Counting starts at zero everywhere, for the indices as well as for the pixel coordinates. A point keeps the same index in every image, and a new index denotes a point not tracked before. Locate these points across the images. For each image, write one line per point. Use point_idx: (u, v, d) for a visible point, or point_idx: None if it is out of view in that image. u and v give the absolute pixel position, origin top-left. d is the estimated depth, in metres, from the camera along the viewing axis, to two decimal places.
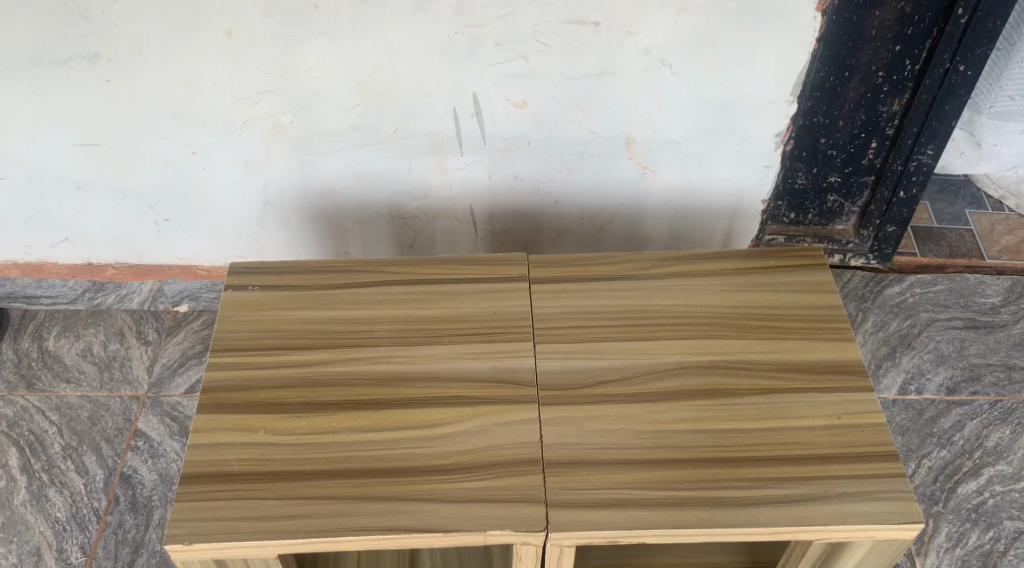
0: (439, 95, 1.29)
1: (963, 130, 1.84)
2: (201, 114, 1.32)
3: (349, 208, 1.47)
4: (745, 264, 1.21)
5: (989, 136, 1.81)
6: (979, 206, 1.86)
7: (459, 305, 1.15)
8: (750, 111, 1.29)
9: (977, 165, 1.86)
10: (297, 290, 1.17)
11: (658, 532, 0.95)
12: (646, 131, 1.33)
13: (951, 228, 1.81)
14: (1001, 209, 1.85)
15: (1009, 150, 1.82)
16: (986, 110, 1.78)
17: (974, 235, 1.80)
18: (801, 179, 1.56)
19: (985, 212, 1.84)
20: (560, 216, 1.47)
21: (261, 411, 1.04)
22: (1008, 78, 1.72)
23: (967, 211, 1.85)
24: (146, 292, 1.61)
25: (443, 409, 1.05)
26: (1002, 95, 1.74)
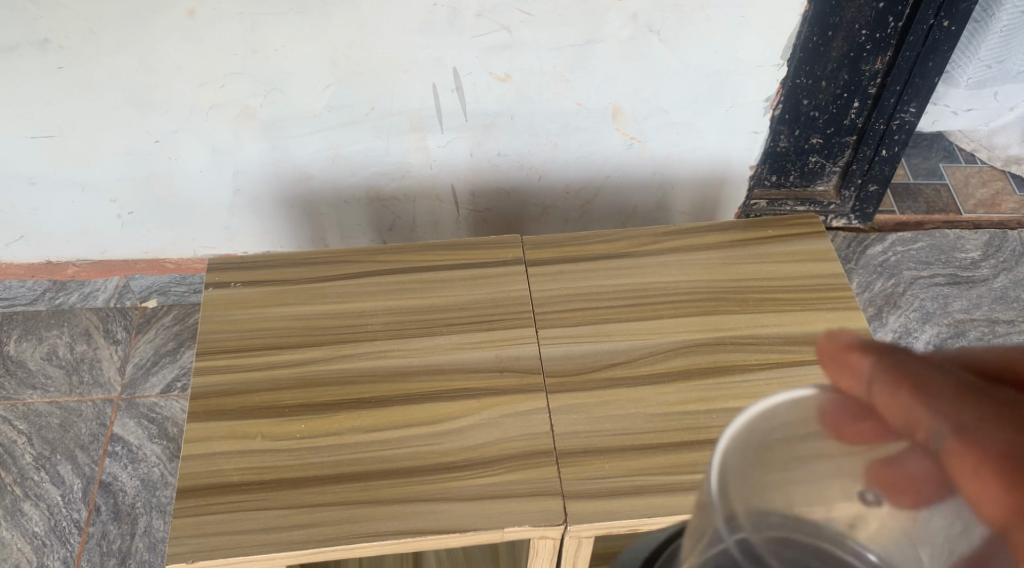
0: (417, 71, 1.22)
1: (937, 104, 1.82)
2: (164, 100, 1.25)
3: (327, 193, 1.41)
4: (744, 235, 1.18)
5: (963, 104, 1.80)
6: (952, 159, 1.87)
7: (455, 293, 1.11)
8: (739, 77, 1.25)
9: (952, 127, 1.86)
10: (282, 286, 1.11)
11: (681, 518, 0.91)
12: (632, 102, 1.29)
13: (927, 184, 1.82)
14: (973, 161, 1.86)
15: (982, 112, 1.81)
16: (963, 82, 1.76)
17: (949, 189, 1.81)
18: (783, 142, 1.54)
19: (958, 166, 1.85)
20: (545, 192, 1.43)
21: (257, 417, 0.99)
22: (985, 48, 1.70)
23: (941, 165, 1.86)
24: (112, 289, 1.53)
25: (447, 403, 1.00)
26: (979, 65, 1.73)
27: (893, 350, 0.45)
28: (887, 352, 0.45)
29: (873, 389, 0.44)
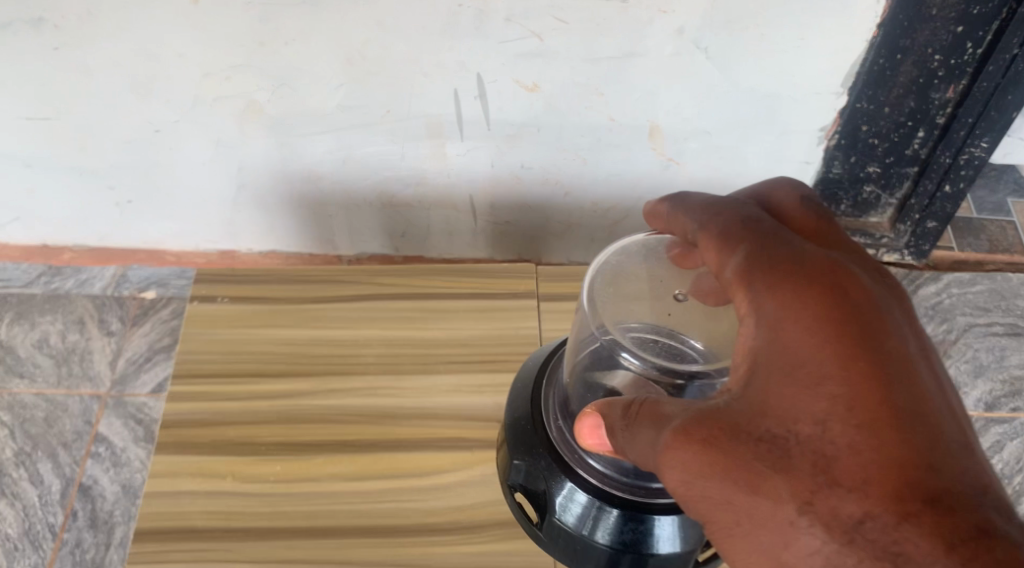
0: (438, 74, 1.12)
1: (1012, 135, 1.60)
2: (165, 87, 1.15)
3: (336, 195, 1.32)
4: None
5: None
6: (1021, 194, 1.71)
7: (459, 327, 1.01)
8: (792, 103, 1.13)
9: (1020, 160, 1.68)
10: (273, 305, 1.02)
11: None
12: (672, 121, 1.17)
13: (992, 220, 1.67)
14: None
15: None
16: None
17: (1016, 227, 1.66)
18: (837, 168, 1.40)
19: None
20: (570, 209, 1.33)
21: (229, 453, 0.90)
22: None
23: (1009, 200, 1.70)
24: (109, 277, 1.49)
25: (438, 454, 0.91)
26: None
27: (672, 197, 0.74)
28: (671, 199, 0.73)
29: (669, 223, 0.73)
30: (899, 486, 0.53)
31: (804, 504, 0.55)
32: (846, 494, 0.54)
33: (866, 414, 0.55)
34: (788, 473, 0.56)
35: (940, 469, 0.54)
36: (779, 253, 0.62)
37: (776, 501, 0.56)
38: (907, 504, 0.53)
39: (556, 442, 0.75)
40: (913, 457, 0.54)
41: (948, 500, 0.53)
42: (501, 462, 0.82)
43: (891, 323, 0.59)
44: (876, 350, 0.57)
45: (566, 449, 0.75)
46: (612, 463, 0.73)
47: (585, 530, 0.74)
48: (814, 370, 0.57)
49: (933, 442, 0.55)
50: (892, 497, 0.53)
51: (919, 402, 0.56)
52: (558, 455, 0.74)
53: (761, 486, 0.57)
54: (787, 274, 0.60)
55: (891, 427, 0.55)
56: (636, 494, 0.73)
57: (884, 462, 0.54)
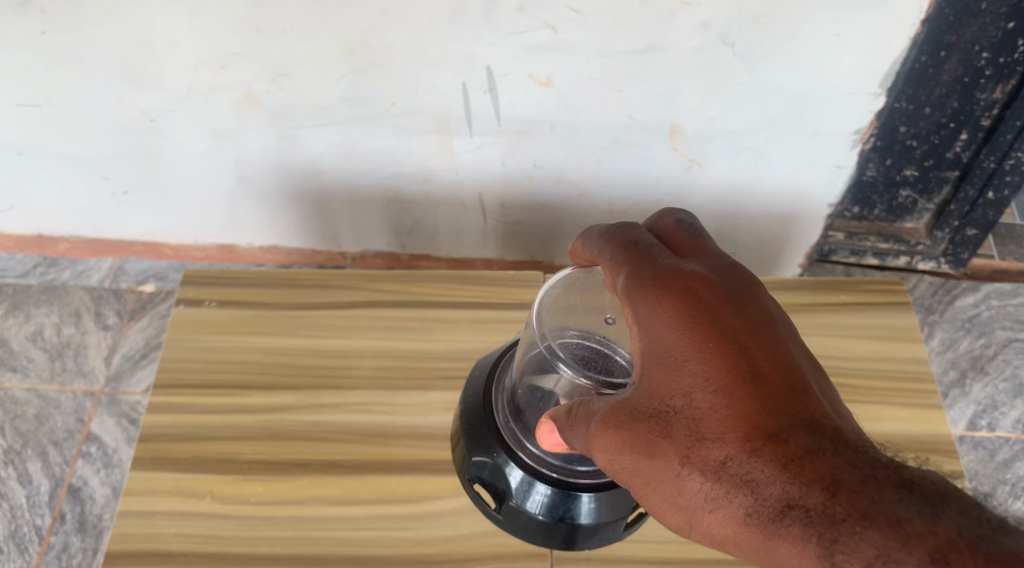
0: (445, 66, 1.05)
1: None
2: (159, 76, 1.09)
3: (339, 190, 1.26)
4: (813, 297, 0.99)
5: None
6: None
7: (459, 338, 0.95)
8: (825, 104, 1.05)
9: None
10: (263, 310, 0.96)
11: None
12: (695, 120, 1.09)
13: None
14: None
15: None
16: None
17: None
18: (871, 171, 1.32)
19: None
20: (585, 210, 1.25)
21: (208, 471, 0.85)
22: None
23: None
24: (106, 269, 1.43)
25: (431, 478, 0.85)
26: None
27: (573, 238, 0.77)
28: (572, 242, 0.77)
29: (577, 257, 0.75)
30: (752, 423, 0.55)
31: (678, 452, 0.57)
32: (709, 439, 0.56)
33: (717, 366, 0.57)
34: (662, 427, 0.58)
35: (794, 402, 0.56)
36: (640, 251, 0.65)
37: (655, 452, 0.58)
38: (759, 442, 0.55)
39: (504, 436, 0.76)
40: (771, 408, 0.56)
41: (799, 431, 0.55)
42: (455, 453, 0.82)
43: (740, 281, 0.62)
44: (722, 307, 0.60)
45: (512, 440, 0.75)
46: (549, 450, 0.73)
47: (521, 506, 0.75)
48: (667, 333, 0.59)
49: (783, 378, 0.57)
50: (747, 433, 0.55)
51: (765, 346, 0.58)
52: (505, 447, 0.75)
53: (644, 443, 0.58)
54: (646, 263, 0.63)
55: (742, 371, 0.57)
56: (570, 476, 0.73)
57: (738, 406, 0.56)
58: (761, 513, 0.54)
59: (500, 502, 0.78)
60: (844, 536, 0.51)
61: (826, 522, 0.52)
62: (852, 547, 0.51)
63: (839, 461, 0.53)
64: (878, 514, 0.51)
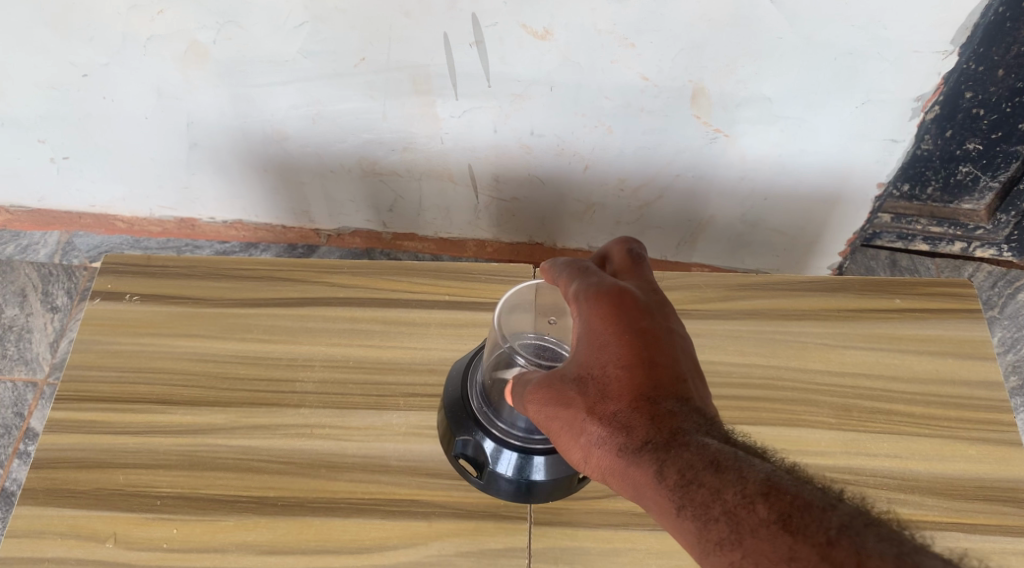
0: (422, 13, 0.87)
1: None
2: (87, 22, 0.93)
3: (307, 159, 1.09)
4: (860, 302, 0.81)
5: None
6: None
7: (427, 346, 0.78)
8: (881, 63, 0.86)
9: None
10: (195, 307, 0.80)
11: None
12: (723, 81, 0.90)
13: None
14: None
15: None
16: None
17: None
18: (928, 143, 1.12)
19: None
20: (592, 186, 1.08)
21: (113, 508, 0.69)
22: None
23: None
24: (54, 244, 1.27)
25: (383, 523, 0.69)
26: None
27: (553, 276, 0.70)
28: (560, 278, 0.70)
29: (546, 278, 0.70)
30: (640, 380, 0.55)
31: (574, 399, 0.56)
32: (604, 393, 0.56)
33: (624, 336, 0.57)
34: (571, 381, 0.57)
35: (677, 372, 0.56)
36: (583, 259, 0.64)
37: (559, 401, 0.57)
38: (643, 396, 0.55)
39: (474, 411, 0.67)
40: (660, 373, 0.56)
41: (673, 393, 0.55)
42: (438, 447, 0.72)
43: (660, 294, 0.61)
44: (647, 305, 0.59)
45: (480, 413, 0.67)
46: (516, 414, 0.65)
47: (491, 476, 0.67)
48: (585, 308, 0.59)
49: (672, 354, 0.57)
50: (632, 388, 0.55)
51: (670, 332, 0.58)
52: (474, 423, 0.67)
53: (552, 392, 0.57)
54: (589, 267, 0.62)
55: (643, 344, 0.57)
56: (536, 442, 0.65)
57: (632, 368, 0.56)
58: (629, 448, 0.54)
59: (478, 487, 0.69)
60: (672, 454, 0.53)
61: (669, 455, 0.53)
62: (678, 464, 0.52)
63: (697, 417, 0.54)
64: (699, 443, 0.53)
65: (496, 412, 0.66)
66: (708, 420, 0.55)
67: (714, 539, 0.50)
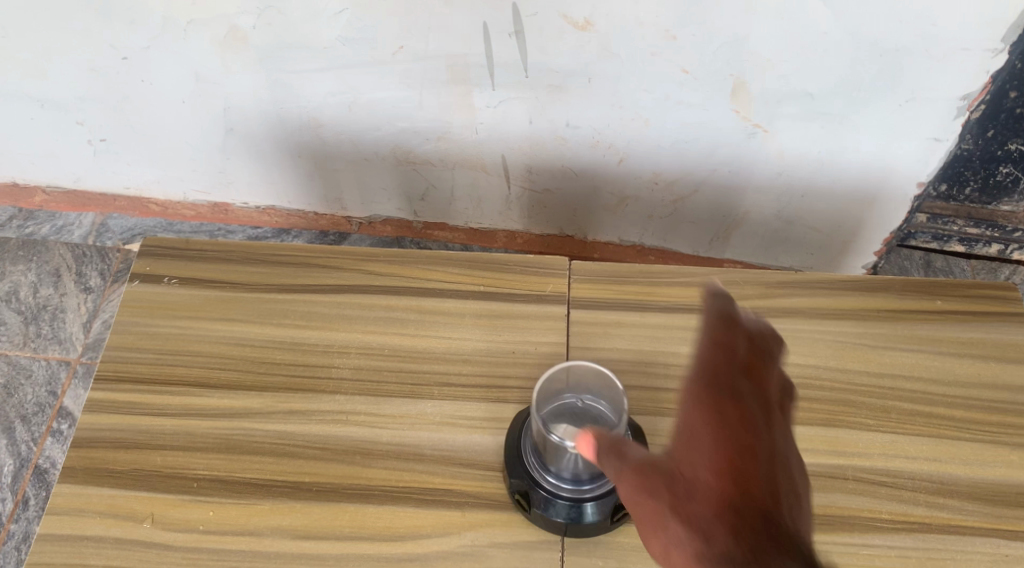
0: (462, 2, 0.87)
1: None
2: (129, 7, 0.93)
3: (341, 147, 1.09)
4: (900, 303, 0.80)
5: None
6: None
7: (462, 336, 0.78)
8: (927, 61, 0.84)
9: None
10: (232, 291, 0.80)
11: None
12: (763, 76, 0.89)
13: None
14: None
15: None
16: None
17: None
18: (968, 143, 1.10)
19: None
20: (626, 180, 1.07)
21: (151, 489, 0.70)
22: None
23: None
24: (88, 225, 1.28)
25: (418, 512, 0.69)
26: None
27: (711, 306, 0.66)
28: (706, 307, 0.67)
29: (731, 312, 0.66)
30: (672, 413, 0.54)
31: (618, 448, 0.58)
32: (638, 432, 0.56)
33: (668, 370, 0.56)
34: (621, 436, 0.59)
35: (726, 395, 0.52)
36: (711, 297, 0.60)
37: (604, 448, 0.59)
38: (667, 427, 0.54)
39: (525, 466, 0.68)
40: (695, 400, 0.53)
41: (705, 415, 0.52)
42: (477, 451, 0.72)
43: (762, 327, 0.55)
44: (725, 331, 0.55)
45: (531, 468, 0.68)
46: (564, 469, 0.66)
47: (547, 523, 0.68)
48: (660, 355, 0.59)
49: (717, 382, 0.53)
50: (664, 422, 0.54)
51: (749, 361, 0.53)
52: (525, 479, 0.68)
53: (604, 446, 0.59)
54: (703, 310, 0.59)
55: (714, 406, 0.48)
56: (585, 489, 0.66)
57: (712, 461, 0.46)
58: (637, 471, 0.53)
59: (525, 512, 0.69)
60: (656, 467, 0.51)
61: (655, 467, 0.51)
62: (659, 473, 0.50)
63: (779, 493, 0.45)
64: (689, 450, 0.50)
65: (544, 466, 0.67)
66: (791, 484, 0.46)
67: (665, 542, 0.47)
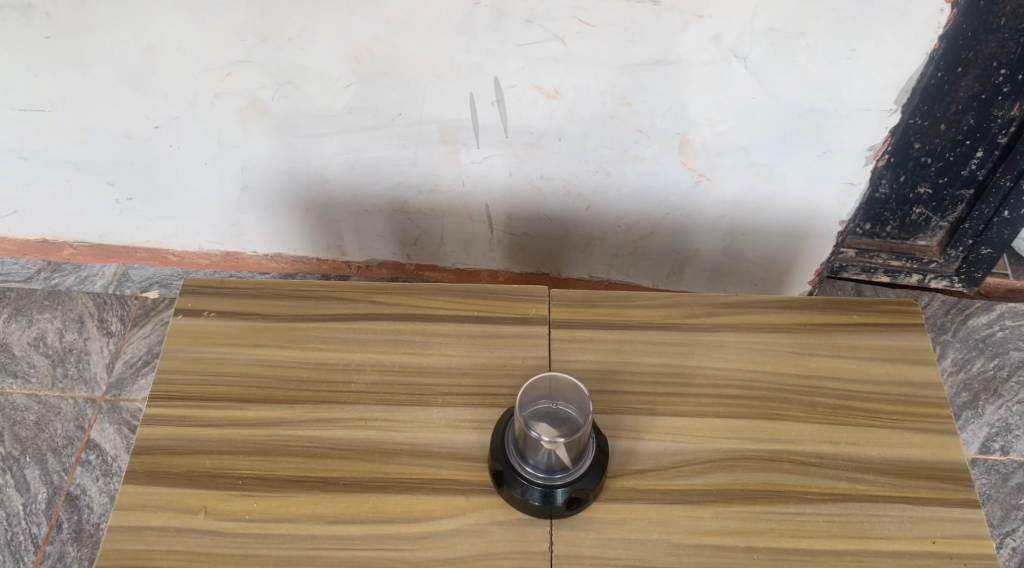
0: (453, 77, 1.03)
1: None
2: (164, 84, 1.09)
3: (344, 199, 1.24)
4: (822, 317, 0.97)
5: None
6: None
7: (460, 354, 0.93)
8: (838, 120, 1.02)
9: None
10: (262, 321, 0.95)
11: None
12: (705, 134, 1.07)
13: None
14: None
15: None
16: None
17: None
18: (884, 188, 1.30)
19: None
20: (592, 224, 1.24)
21: (202, 487, 0.83)
22: None
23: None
24: (110, 275, 1.42)
25: (429, 498, 0.83)
26: None
27: None
28: None
29: None
30: None
31: None
32: None
33: None
34: None
35: None
36: None
37: None
38: None
39: (506, 456, 0.82)
40: None
41: None
42: (474, 447, 0.86)
43: None
44: None
45: (511, 457, 0.82)
46: (541, 458, 0.81)
47: (519, 503, 0.81)
48: None
49: None
50: None
51: None
52: (506, 467, 0.82)
53: None
54: None
55: None
56: (556, 477, 0.81)
57: None
58: None
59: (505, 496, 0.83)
60: None
61: None
62: None
63: None
64: None
65: (524, 457, 0.81)
66: None
67: None
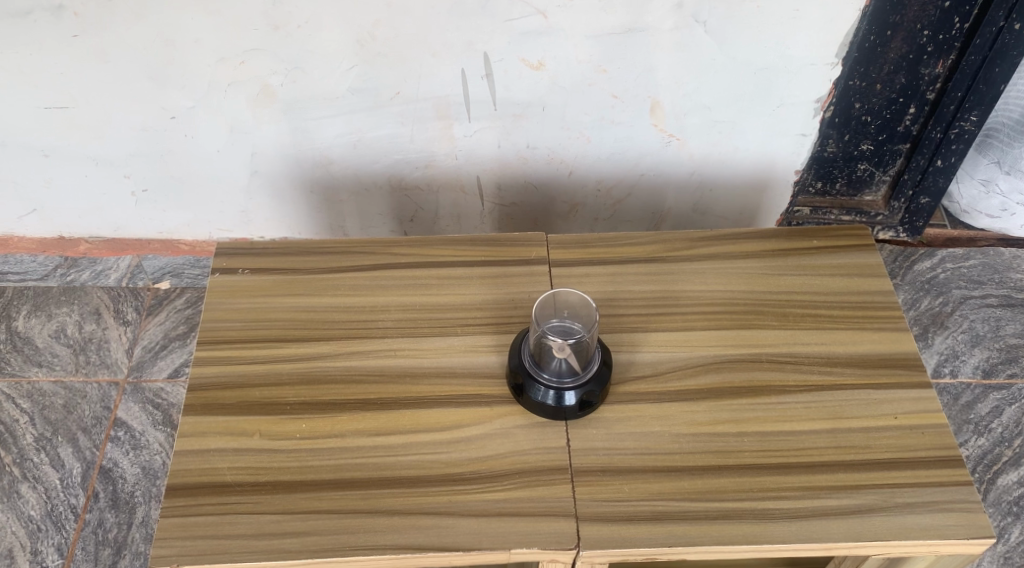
0: (447, 54, 1.16)
1: (973, 179, 1.57)
2: (182, 76, 1.19)
3: (346, 179, 1.35)
4: (787, 244, 1.10)
5: (982, 172, 1.55)
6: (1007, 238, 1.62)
7: (473, 292, 1.04)
8: (788, 75, 1.17)
9: (1011, 231, 1.61)
10: (291, 275, 1.05)
11: (713, 542, 0.85)
12: (672, 96, 1.21)
13: (982, 236, 1.62)
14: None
15: (995, 200, 1.56)
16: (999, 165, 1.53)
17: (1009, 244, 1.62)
18: (831, 147, 1.36)
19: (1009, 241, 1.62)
20: (574, 189, 1.37)
21: (255, 414, 0.93)
22: (987, 148, 1.53)
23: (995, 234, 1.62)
24: (124, 268, 1.51)
25: (458, 410, 0.94)
26: (1007, 156, 1.51)
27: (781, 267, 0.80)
28: None
29: None
30: None
31: None
32: None
33: None
34: None
35: None
36: None
37: None
38: None
39: (524, 368, 0.93)
40: None
41: None
42: (493, 366, 0.97)
43: None
44: None
45: (529, 368, 0.93)
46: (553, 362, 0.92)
47: (538, 405, 0.92)
48: None
49: None
50: None
51: None
52: (525, 376, 0.92)
53: None
54: None
55: None
56: (567, 381, 0.91)
57: None
58: None
59: (525, 403, 0.93)
60: None
61: None
62: None
63: None
64: None
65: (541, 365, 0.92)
66: None
67: None
